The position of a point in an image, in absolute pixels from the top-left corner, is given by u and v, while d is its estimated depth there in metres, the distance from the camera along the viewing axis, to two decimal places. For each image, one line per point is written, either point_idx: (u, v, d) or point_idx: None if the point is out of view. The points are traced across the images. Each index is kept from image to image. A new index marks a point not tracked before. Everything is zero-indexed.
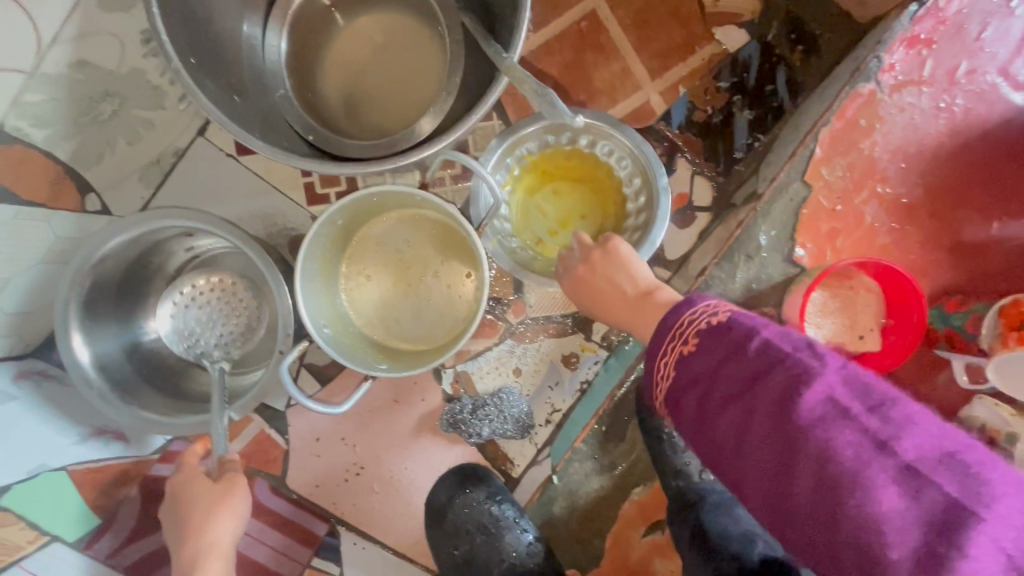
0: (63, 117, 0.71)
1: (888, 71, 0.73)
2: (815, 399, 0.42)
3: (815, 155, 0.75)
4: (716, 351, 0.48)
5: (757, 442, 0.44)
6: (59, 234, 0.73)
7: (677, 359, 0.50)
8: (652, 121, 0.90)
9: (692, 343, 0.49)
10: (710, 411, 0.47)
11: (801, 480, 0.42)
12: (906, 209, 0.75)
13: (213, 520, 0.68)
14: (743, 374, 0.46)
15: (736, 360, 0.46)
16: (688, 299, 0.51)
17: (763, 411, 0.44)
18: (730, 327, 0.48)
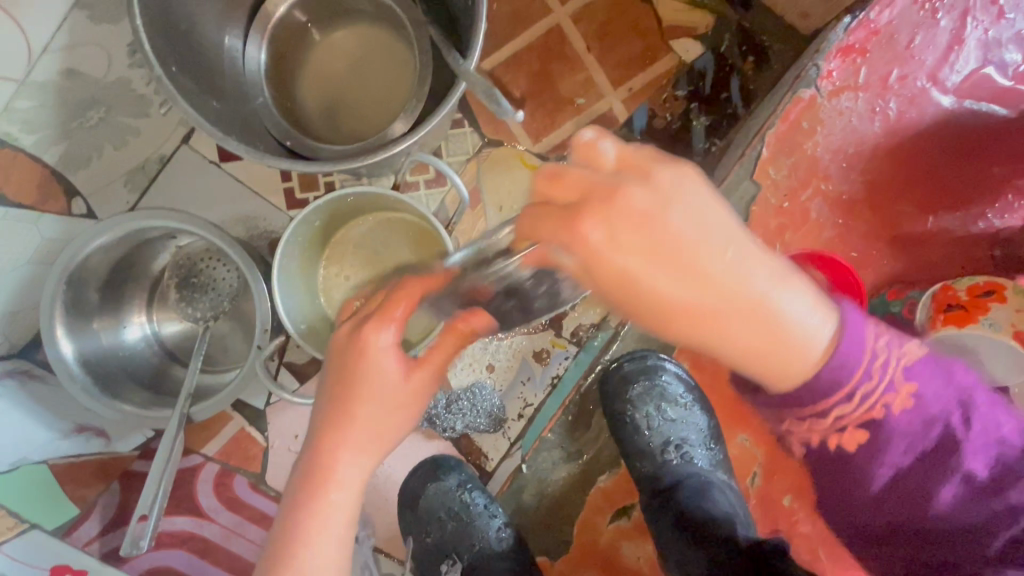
0: (53, 123, 0.75)
1: (826, 78, 0.79)
2: (967, 410, 0.53)
3: (763, 156, 0.80)
4: (875, 377, 0.48)
5: (910, 449, 0.53)
6: (46, 235, 0.77)
7: (868, 397, 0.49)
8: (615, 127, 0.95)
9: (902, 393, 0.50)
10: (868, 451, 0.52)
11: (942, 479, 0.54)
12: (848, 205, 0.80)
13: (330, 452, 0.59)
14: (869, 416, 0.50)
15: (897, 386, 0.50)
16: (862, 327, 0.47)
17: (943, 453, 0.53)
18: (933, 378, 0.51)
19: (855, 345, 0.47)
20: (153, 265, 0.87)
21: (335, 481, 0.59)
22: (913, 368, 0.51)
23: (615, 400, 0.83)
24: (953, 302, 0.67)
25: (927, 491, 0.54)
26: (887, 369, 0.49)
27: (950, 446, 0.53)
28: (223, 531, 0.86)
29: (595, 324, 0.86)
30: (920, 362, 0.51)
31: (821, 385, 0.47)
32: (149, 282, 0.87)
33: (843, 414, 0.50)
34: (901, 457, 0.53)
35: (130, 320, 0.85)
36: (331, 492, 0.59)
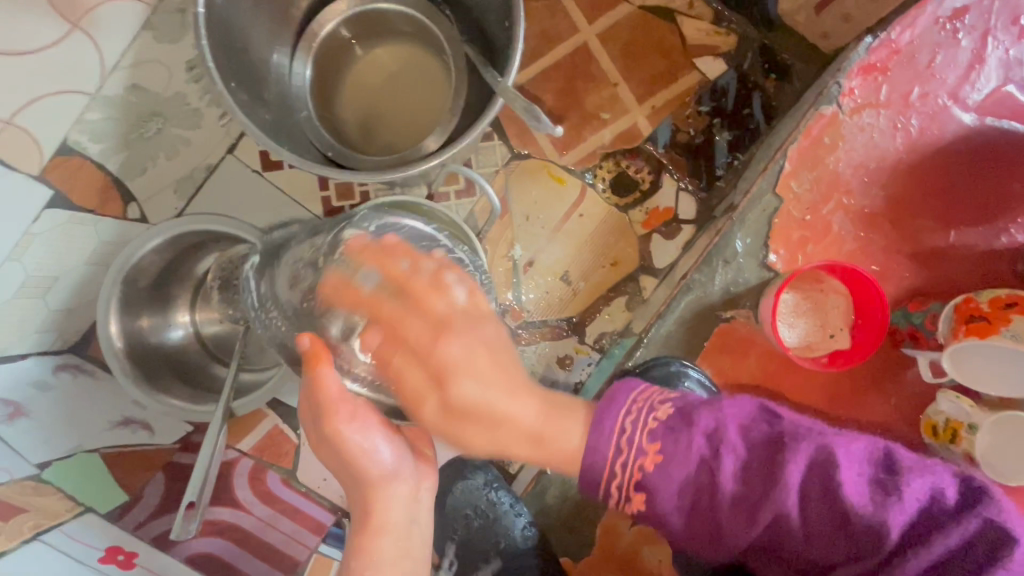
0: (116, 134, 0.79)
1: (848, 95, 0.81)
2: (778, 461, 0.58)
3: (785, 170, 0.82)
4: (659, 452, 0.59)
5: (756, 512, 0.58)
6: (103, 237, 0.82)
7: (624, 472, 0.59)
8: (639, 141, 0.99)
9: (654, 457, 0.59)
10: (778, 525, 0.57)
11: (810, 523, 0.57)
12: (870, 218, 0.82)
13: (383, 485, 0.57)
14: (635, 476, 0.59)
15: (694, 458, 0.59)
16: (610, 406, 0.60)
17: (793, 498, 0.57)
18: (671, 436, 0.59)
19: (598, 440, 0.58)
20: (196, 268, 0.89)
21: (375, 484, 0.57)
22: (707, 419, 0.60)
23: None
24: (977, 314, 0.69)
25: (819, 530, 0.57)
26: (672, 433, 0.59)
27: (813, 476, 0.57)
28: (257, 523, 0.90)
29: (618, 333, 0.97)
30: (676, 417, 0.60)
31: (584, 466, 0.59)
32: (195, 283, 0.89)
33: (627, 465, 0.59)
34: (737, 522, 0.58)
35: (176, 317, 0.88)
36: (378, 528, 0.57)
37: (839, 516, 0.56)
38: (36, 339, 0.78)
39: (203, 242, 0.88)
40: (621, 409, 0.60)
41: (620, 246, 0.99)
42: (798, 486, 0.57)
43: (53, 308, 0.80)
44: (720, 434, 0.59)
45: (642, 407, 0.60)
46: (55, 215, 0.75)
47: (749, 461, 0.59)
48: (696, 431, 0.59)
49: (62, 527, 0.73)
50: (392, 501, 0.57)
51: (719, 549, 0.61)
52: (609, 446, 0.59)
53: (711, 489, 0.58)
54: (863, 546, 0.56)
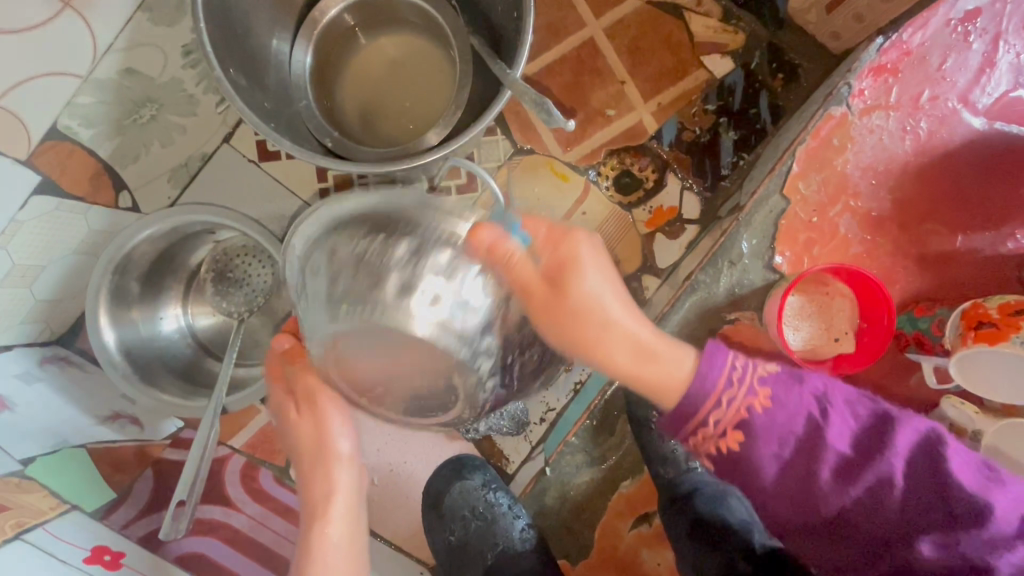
0: (108, 120, 0.76)
1: (858, 96, 0.80)
2: (885, 433, 0.57)
3: (793, 171, 0.81)
4: (771, 399, 0.57)
5: (841, 479, 0.56)
6: (93, 228, 0.80)
7: (733, 408, 0.57)
8: (644, 139, 0.97)
9: (762, 399, 0.57)
10: (867, 502, 0.56)
11: (884, 499, 0.56)
12: (877, 222, 0.81)
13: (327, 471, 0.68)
14: (738, 415, 0.57)
15: (805, 418, 0.57)
16: (721, 351, 0.58)
17: (886, 477, 0.56)
18: (787, 384, 0.58)
19: (708, 381, 0.57)
20: (190, 259, 0.88)
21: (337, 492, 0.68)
22: (821, 386, 0.59)
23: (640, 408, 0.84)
24: (986, 320, 0.68)
25: (908, 508, 0.56)
26: (792, 389, 0.58)
27: (902, 450, 0.56)
28: (249, 522, 0.88)
29: None
30: (784, 379, 0.59)
31: (689, 394, 0.58)
32: (188, 275, 0.89)
33: (728, 410, 0.57)
34: (833, 483, 0.56)
35: (167, 311, 0.87)
36: (328, 526, 0.67)
37: (913, 496, 0.56)
38: (19, 330, 0.77)
39: (199, 235, 0.87)
40: (724, 369, 0.58)
41: (623, 245, 0.97)
42: (884, 454, 0.56)
43: (40, 298, 0.78)
44: (826, 405, 0.58)
45: (754, 377, 0.58)
46: (41, 203, 0.73)
47: (856, 426, 0.57)
48: (806, 392, 0.58)
49: (47, 525, 0.68)
50: (345, 507, 0.68)
51: (795, 513, 0.58)
52: (719, 378, 0.58)
53: (813, 441, 0.57)
54: (916, 527, 0.56)
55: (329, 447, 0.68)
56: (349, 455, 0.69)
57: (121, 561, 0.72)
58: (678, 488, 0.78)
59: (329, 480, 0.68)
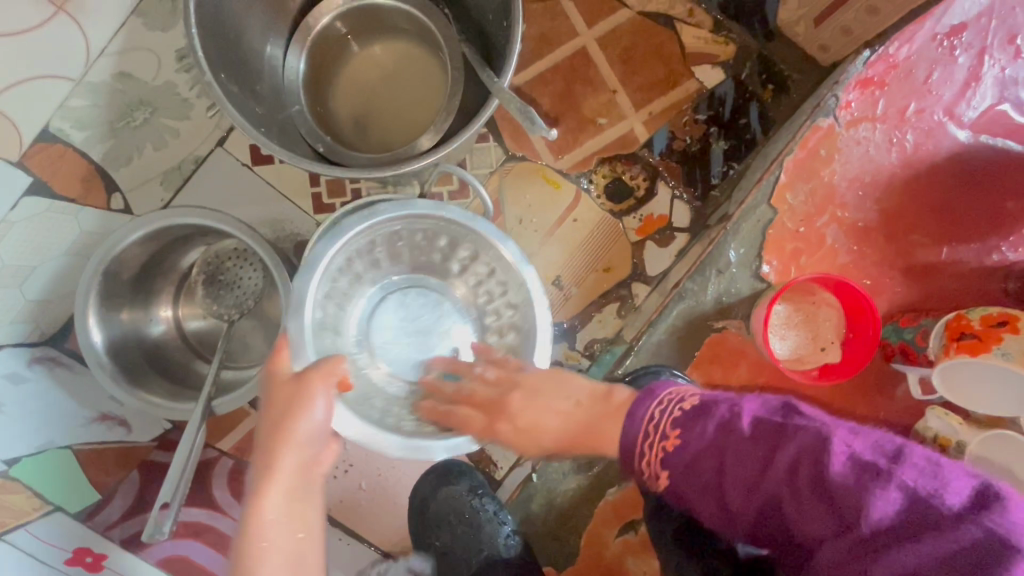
0: (100, 122, 0.78)
1: (845, 108, 0.81)
2: (780, 443, 0.51)
3: (781, 181, 0.82)
4: (678, 437, 0.56)
5: (755, 499, 0.52)
6: (84, 229, 0.80)
7: (650, 453, 0.57)
8: (635, 147, 0.98)
9: (671, 440, 0.56)
10: (789, 505, 0.50)
11: (804, 514, 0.49)
12: (864, 233, 0.81)
13: (290, 417, 0.58)
14: (656, 456, 0.57)
15: (712, 458, 0.54)
16: (643, 397, 0.60)
17: (784, 482, 0.50)
18: (690, 418, 0.56)
19: (630, 424, 0.59)
20: (182, 261, 0.89)
21: (291, 443, 0.58)
22: (727, 416, 0.55)
23: None
24: (967, 331, 0.68)
25: (814, 517, 0.48)
26: (688, 423, 0.56)
27: (800, 466, 0.49)
28: (235, 526, 0.88)
29: (609, 340, 0.96)
30: (688, 416, 0.56)
31: (619, 446, 0.60)
32: (180, 277, 0.90)
33: (650, 445, 0.57)
34: (747, 503, 0.52)
35: (158, 312, 0.88)
36: (283, 458, 0.57)
37: (834, 514, 0.47)
38: (11, 330, 0.77)
39: (192, 238, 0.87)
40: (652, 401, 0.59)
41: (613, 253, 0.98)
42: (785, 470, 0.50)
43: (30, 298, 0.78)
44: (735, 422, 0.54)
45: (669, 406, 0.58)
46: (35, 203, 0.75)
47: (771, 446, 0.52)
48: (708, 432, 0.55)
49: (29, 525, 0.72)
50: (294, 467, 0.57)
51: (738, 528, 0.55)
52: (637, 432, 0.59)
53: (719, 472, 0.54)
54: (854, 548, 0.45)
55: (301, 405, 0.59)
56: (314, 421, 0.59)
57: (103, 563, 0.77)
58: (663, 497, 0.78)
59: (278, 451, 0.57)
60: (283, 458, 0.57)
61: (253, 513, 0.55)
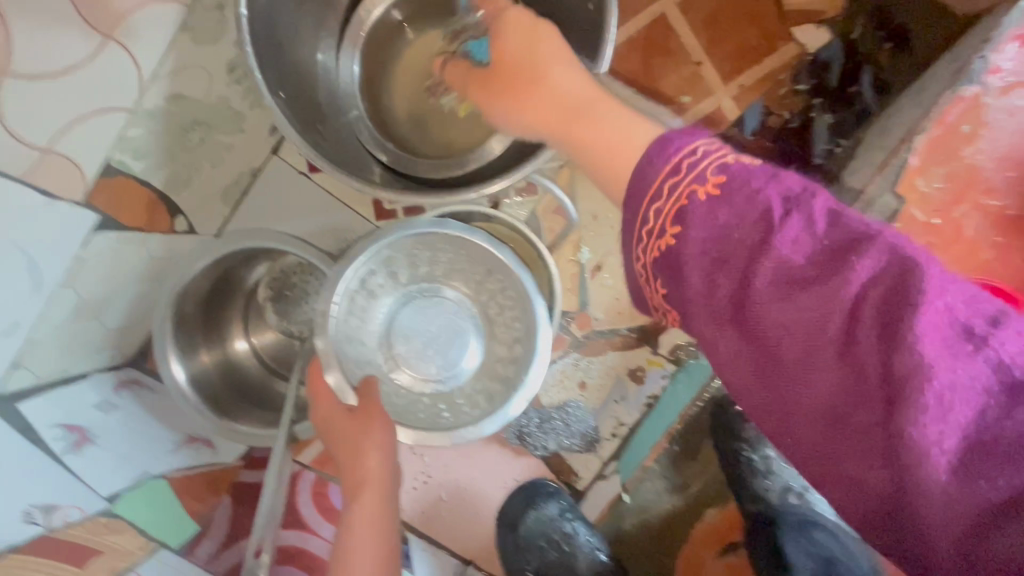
0: (159, 148, 0.72)
1: (996, 72, 0.67)
2: (861, 249, 0.33)
3: (910, 165, 0.70)
4: (726, 181, 0.37)
5: (784, 388, 0.35)
6: (151, 255, 0.77)
7: (670, 197, 0.38)
8: (724, 127, 0.87)
9: (711, 186, 0.37)
10: (872, 347, 0.32)
11: (896, 405, 0.31)
12: (1013, 222, 0.69)
13: (361, 450, 0.63)
14: (677, 180, 0.38)
15: (734, 274, 0.36)
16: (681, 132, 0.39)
17: (852, 297, 0.33)
18: (759, 176, 0.36)
19: (657, 155, 0.39)
20: (248, 279, 0.87)
21: (369, 477, 0.62)
22: (767, 171, 0.37)
23: (732, 437, 0.89)
24: None
25: (938, 414, 0.30)
26: (730, 204, 0.36)
27: (871, 306, 0.32)
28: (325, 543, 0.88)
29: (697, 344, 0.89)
30: (726, 188, 0.36)
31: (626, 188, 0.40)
32: (247, 295, 0.87)
33: (670, 192, 0.38)
34: (781, 310, 0.34)
35: (229, 334, 0.86)
36: (365, 488, 0.62)
37: (841, 365, 0.33)
38: (96, 358, 0.78)
39: (255, 256, 0.84)
40: (681, 140, 0.39)
41: None
42: (857, 299, 0.32)
43: (110, 327, 0.78)
44: (791, 209, 0.35)
45: (715, 152, 0.38)
46: (103, 239, 0.71)
47: (846, 245, 0.33)
48: (750, 218, 0.35)
49: (136, 567, 0.73)
50: (376, 500, 0.62)
51: (754, 392, 0.37)
52: (664, 167, 0.39)
53: (755, 250, 0.35)
54: (984, 451, 0.30)
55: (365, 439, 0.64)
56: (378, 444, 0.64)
57: None
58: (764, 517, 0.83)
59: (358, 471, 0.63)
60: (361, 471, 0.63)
61: (343, 542, 0.59)
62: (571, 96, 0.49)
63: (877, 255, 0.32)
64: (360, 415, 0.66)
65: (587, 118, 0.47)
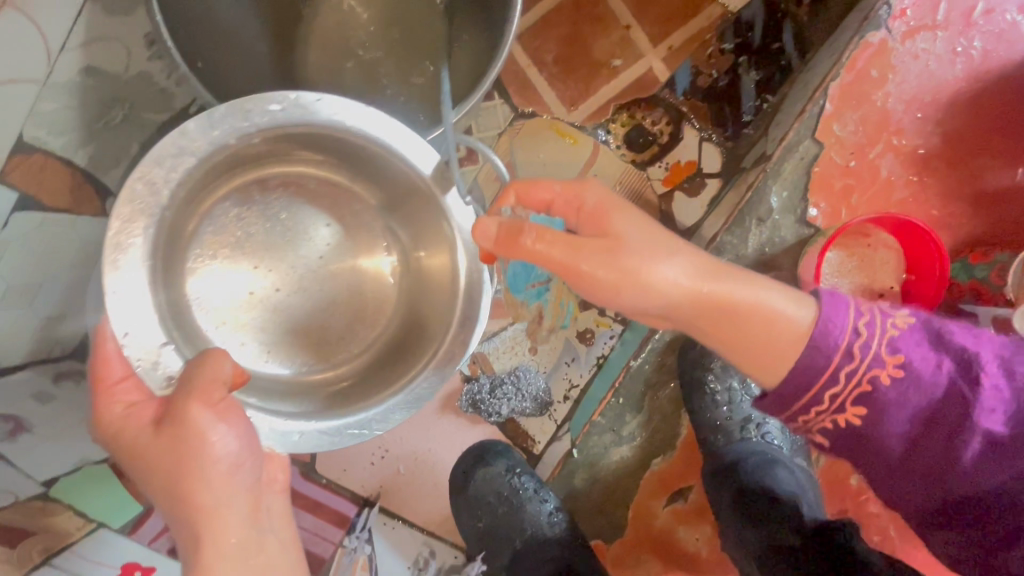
0: (78, 124, 0.69)
1: (899, 17, 0.70)
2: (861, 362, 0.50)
3: (826, 112, 0.72)
4: (923, 331, 0.52)
5: (932, 427, 0.50)
6: (83, 239, 0.73)
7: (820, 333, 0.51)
8: (657, 89, 0.89)
9: (842, 348, 0.50)
10: (870, 414, 0.51)
11: (950, 458, 0.49)
12: (923, 160, 0.72)
13: (195, 449, 0.44)
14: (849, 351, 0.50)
15: (825, 376, 0.50)
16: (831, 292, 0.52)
17: (904, 398, 0.50)
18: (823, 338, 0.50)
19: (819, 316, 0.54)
20: None
21: (220, 475, 0.44)
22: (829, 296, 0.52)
23: (693, 367, 0.79)
24: None
25: (916, 453, 0.51)
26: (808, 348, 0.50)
27: (942, 412, 0.50)
28: None
29: None
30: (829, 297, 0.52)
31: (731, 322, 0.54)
32: None
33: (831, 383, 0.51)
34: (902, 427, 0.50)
35: None
36: (205, 496, 0.44)
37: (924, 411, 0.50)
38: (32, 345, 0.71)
39: None
40: (851, 310, 0.51)
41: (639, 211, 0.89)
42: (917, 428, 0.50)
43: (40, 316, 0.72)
44: (893, 359, 0.50)
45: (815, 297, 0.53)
46: (23, 223, 0.67)
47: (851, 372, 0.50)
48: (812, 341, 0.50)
49: (75, 547, 0.73)
50: (234, 494, 0.45)
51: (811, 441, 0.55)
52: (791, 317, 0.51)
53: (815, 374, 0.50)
54: None
55: (197, 441, 0.44)
56: (227, 446, 0.45)
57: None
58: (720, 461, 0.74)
59: (207, 518, 0.44)
60: (204, 521, 0.44)
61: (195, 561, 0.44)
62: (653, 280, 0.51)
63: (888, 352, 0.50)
64: (165, 427, 0.45)
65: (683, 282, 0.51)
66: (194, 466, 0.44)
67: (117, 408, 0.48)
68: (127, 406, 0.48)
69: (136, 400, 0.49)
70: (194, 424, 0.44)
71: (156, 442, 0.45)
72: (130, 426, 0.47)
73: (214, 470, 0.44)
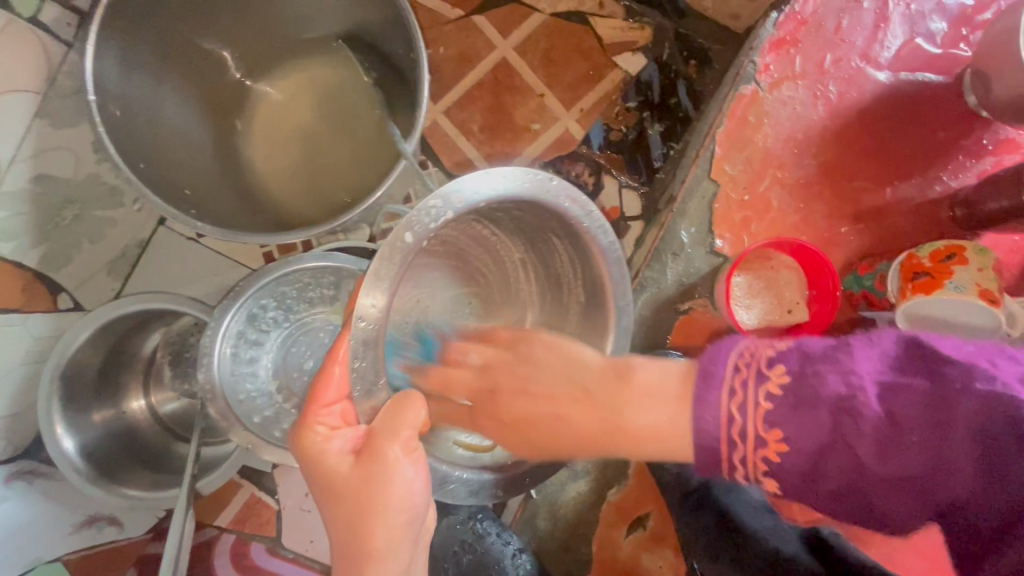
0: (27, 229, 0.73)
1: (764, 72, 0.81)
2: (821, 384, 0.40)
3: (716, 155, 0.82)
4: (787, 377, 0.41)
5: (818, 479, 0.41)
6: (35, 335, 0.77)
7: (746, 416, 0.41)
8: (574, 146, 0.98)
9: (781, 375, 0.42)
10: (871, 449, 0.39)
11: (948, 470, 0.39)
12: (806, 189, 0.82)
13: (385, 480, 0.49)
14: (763, 408, 0.41)
15: (828, 433, 0.40)
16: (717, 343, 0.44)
17: (913, 414, 0.39)
18: (790, 356, 0.42)
19: (718, 357, 0.43)
20: (143, 349, 0.88)
21: (396, 505, 0.49)
22: (801, 355, 0.42)
23: None
24: (920, 269, 0.67)
25: (979, 466, 0.38)
26: (808, 403, 0.40)
27: (991, 419, 0.37)
28: None
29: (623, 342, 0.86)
30: (791, 378, 0.41)
31: (696, 445, 0.43)
32: (141, 368, 0.88)
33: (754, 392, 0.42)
34: (965, 450, 0.38)
35: (129, 404, 0.86)
36: (390, 520, 0.49)
37: (936, 462, 0.39)
38: None
39: (135, 329, 0.85)
40: (723, 391, 0.42)
41: None
42: (971, 424, 0.38)
43: None
44: (854, 376, 0.40)
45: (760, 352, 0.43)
46: None
47: (838, 401, 0.40)
48: (831, 391, 0.40)
49: None
50: (399, 533, 0.49)
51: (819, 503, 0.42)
52: (720, 401, 0.42)
53: (852, 445, 0.40)
54: None
55: (387, 481, 0.49)
56: (413, 489, 0.50)
57: None
58: (690, 482, 0.76)
59: (377, 564, 0.48)
60: (375, 565, 0.48)
61: None
62: (608, 421, 0.46)
63: (848, 368, 0.41)
64: (366, 460, 0.50)
65: (622, 406, 0.46)
66: (379, 508, 0.49)
67: (318, 433, 0.52)
68: (328, 429, 0.53)
69: (335, 425, 0.54)
70: (390, 462, 0.49)
71: (354, 478, 0.50)
72: (328, 459, 0.51)
73: (395, 517, 0.49)
